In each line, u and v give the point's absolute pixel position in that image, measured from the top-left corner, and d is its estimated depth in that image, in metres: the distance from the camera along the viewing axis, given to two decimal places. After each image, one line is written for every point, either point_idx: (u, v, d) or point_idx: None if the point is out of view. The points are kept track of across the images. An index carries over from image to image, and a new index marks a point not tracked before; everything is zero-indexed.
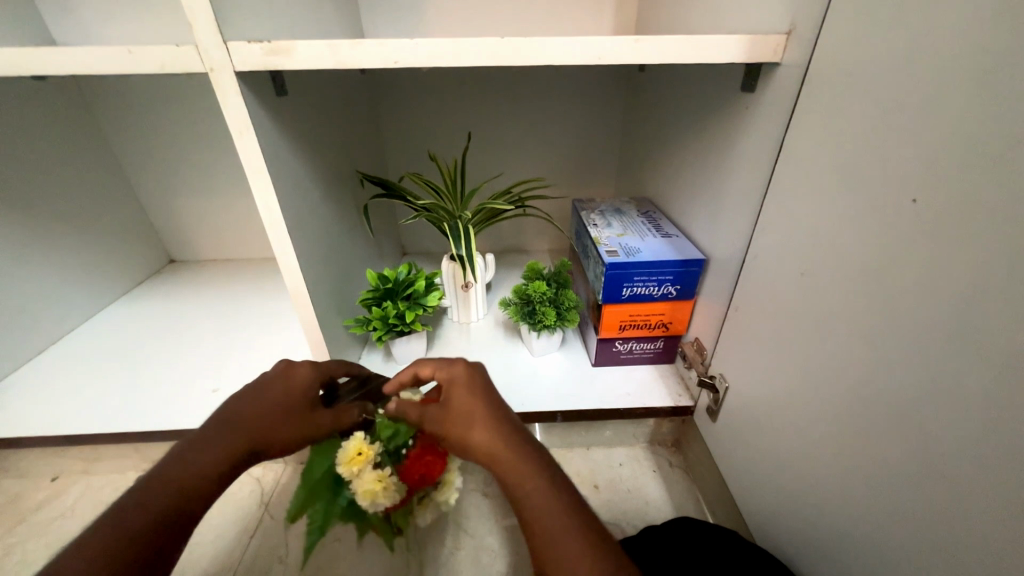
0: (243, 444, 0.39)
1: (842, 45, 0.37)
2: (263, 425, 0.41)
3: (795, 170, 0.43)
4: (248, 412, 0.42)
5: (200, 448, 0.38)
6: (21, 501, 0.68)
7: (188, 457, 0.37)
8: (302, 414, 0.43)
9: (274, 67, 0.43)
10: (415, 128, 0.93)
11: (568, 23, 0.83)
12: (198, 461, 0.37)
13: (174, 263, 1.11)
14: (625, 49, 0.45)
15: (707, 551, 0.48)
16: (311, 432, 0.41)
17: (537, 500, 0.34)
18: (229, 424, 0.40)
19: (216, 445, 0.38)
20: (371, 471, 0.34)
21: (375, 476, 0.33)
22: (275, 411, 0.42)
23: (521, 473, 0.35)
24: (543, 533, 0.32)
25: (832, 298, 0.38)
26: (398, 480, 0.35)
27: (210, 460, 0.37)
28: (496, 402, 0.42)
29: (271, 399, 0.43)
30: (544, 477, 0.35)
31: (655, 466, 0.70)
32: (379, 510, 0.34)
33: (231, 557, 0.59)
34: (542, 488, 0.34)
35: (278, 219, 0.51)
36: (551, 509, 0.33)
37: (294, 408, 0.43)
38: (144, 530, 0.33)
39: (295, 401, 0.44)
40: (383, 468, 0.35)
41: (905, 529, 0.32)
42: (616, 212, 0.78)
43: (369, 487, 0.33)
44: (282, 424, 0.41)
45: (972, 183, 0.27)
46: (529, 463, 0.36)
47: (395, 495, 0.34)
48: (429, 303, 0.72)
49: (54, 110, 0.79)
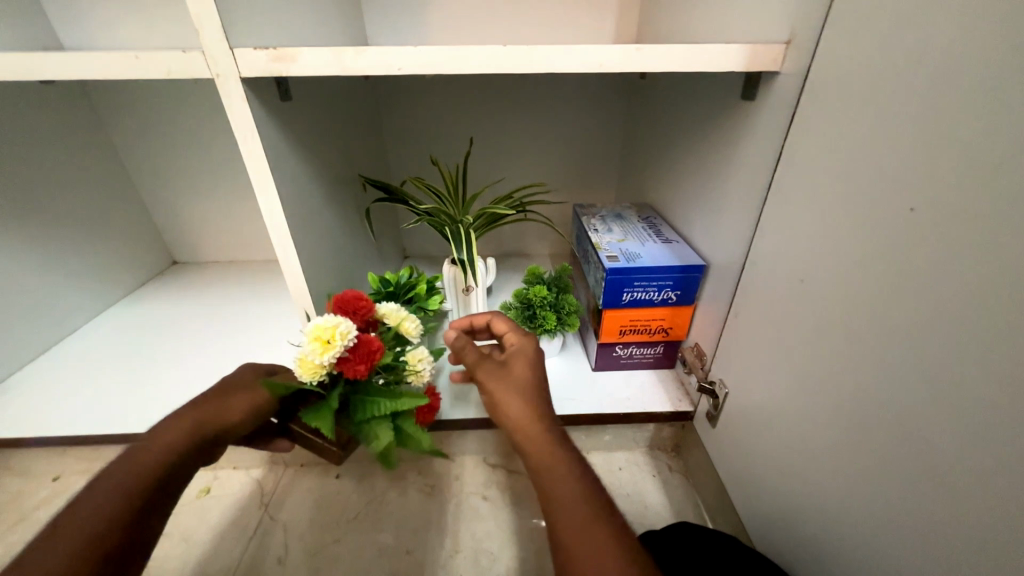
0: (205, 424, 0.42)
1: (842, 54, 0.37)
2: (212, 405, 0.43)
3: (795, 177, 0.43)
4: (196, 402, 0.43)
5: (155, 435, 0.39)
6: (23, 500, 0.69)
7: (149, 447, 0.38)
8: (252, 390, 0.47)
9: (280, 73, 0.44)
10: (417, 133, 0.94)
11: (570, 30, 0.84)
12: (160, 449, 0.38)
13: (177, 264, 1.12)
14: (626, 58, 0.46)
15: (704, 554, 0.48)
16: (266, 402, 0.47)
17: (565, 473, 0.34)
18: (182, 412, 0.42)
19: (174, 431, 0.40)
20: (309, 339, 0.45)
21: (313, 328, 0.45)
22: (224, 393, 0.45)
23: (554, 449, 0.36)
24: (565, 506, 0.33)
25: (832, 304, 0.38)
26: (336, 326, 0.45)
27: (174, 441, 0.39)
28: (544, 392, 0.41)
29: (215, 390, 0.46)
30: (573, 458, 0.36)
31: (654, 471, 0.70)
32: (338, 347, 0.44)
33: (229, 557, 0.59)
34: (568, 471, 0.35)
35: (282, 223, 0.51)
36: (575, 487, 0.34)
37: (238, 387, 0.47)
38: (107, 515, 0.33)
39: (244, 384, 0.47)
40: (313, 329, 0.45)
41: (904, 534, 0.32)
42: (616, 217, 0.79)
43: (314, 336, 0.44)
44: (236, 404, 0.45)
45: (970, 189, 0.27)
46: (559, 442, 0.37)
47: (342, 329, 0.45)
48: (429, 306, 0.72)
49: (60, 111, 0.80)
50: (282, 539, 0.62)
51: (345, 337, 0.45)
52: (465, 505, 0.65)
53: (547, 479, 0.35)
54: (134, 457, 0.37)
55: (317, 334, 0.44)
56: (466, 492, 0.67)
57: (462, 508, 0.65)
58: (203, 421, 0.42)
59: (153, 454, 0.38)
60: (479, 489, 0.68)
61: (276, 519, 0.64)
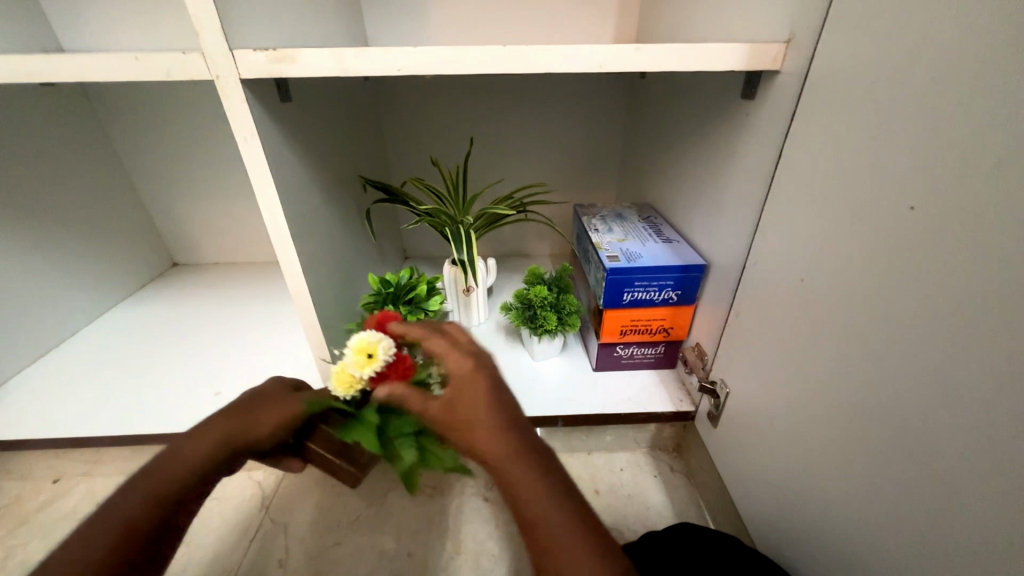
0: (223, 443, 0.39)
1: (840, 54, 0.37)
2: (248, 416, 0.41)
3: (794, 177, 0.43)
4: (216, 419, 0.40)
5: (190, 441, 0.38)
6: (23, 502, 0.68)
7: (164, 467, 0.36)
8: (288, 402, 0.43)
9: (279, 75, 0.44)
10: (417, 133, 0.94)
11: (570, 31, 0.84)
12: (175, 469, 0.36)
13: (177, 266, 1.12)
14: (627, 58, 0.46)
15: (705, 554, 0.48)
16: (293, 415, 0.42)
17: (548, 504, 0.30)
18: (199, 430, 0.39)
19: (189, 450, 0.37)
20: (353, 352, 0.44)
21: (358, 343, 0.44)
22: (247, 408, 0.41)
23: (528, 468, 0.31)
24: (552, 546, 0.29)
25: (833, 303, 0.38)
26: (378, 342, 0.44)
27: (190, 463, 0.37)
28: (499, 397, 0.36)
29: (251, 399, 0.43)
30: (556, 481, 0.32)
31: (655, 471, 0.70)
32: (383, 357, 0.43)
33: (231, 560, 0.59)
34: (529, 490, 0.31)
35: (283, 224, 0.51)
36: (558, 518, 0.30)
37: (275, 398, 0.44)
38: (124, 530, 0.32)
39: (270, 398, 0.43)
40: (359, 344, 0.44)
41: (905, 535, 0.32)
42: (616, 217, 0.79)
43: (358, 347, 0.44)
44: (260, 420, 0.41)
45: (968, 188, 0.27)
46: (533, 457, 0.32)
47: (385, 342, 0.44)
48: (430, 306, 0.72)
49: (60, 113, 0.80)
50: (283, 542, 0.61)
51: (388, 354, 0.44)
52: (466, 506, 0.65)
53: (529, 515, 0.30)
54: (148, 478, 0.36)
55: (363, 347, 0.44)
56: (467, 493, 0.67)
57: (463, 509, 0.65)
58: (233, 434, 0.39)
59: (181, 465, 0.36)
60: (480, 490, 0.67)
61: (277, 522, 0.64)
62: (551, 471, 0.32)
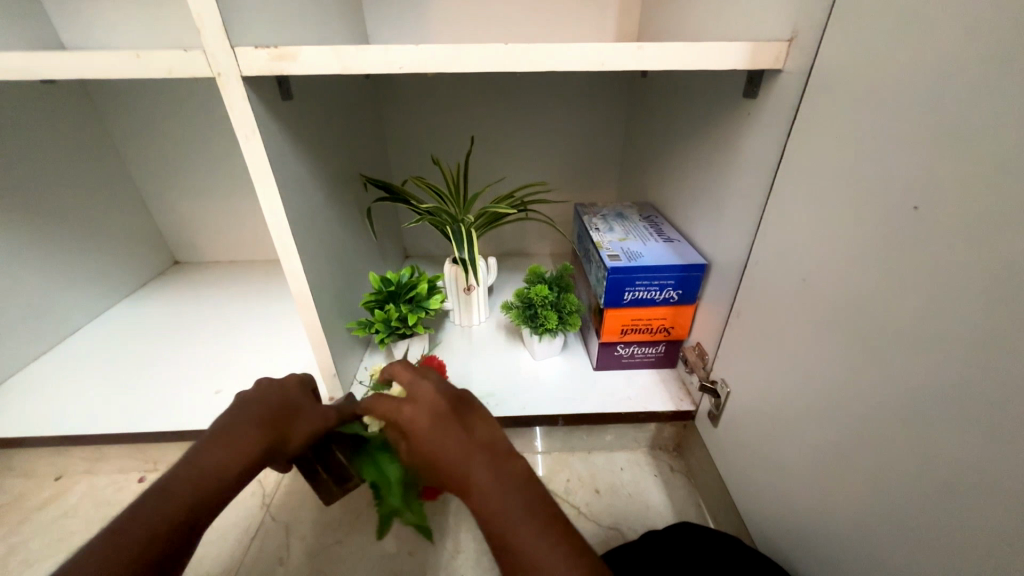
0: (264, 447, 0.40)
1: (843, 52, 0.37)
2: (277, 423, 0.42)
3: (796, 176, 0.43)
4: (255, 416, 0.41)
5: (217, 448, 0.38)
6: (25, 499, 0.69)
7: (207, 460, 0.37)
8: (311, 413, 0.45)
9: (280, 72, 0.43)
10: (418, 132, 0.94)
11: (571, 29, 0.84)
12: (222, 464, 0.37)
13: (179, 264, 1.12)
14: (628, 58, 0.46)
15: (705, 553, 0.48)
16: (322, 426, 0.46)
17: (510, 524, 0.30)
18: (237, 427, 0.39)
19: (231, 448, 0.38)
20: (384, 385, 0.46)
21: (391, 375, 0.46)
22: (281, 412, 0.43)
23: (484, 484, 0.32)
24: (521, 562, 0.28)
25: (836, 303, 0.38)
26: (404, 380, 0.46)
27: (232, 465, 0.37)
28: (447, 424, 0.36)
29: (274, 401, 0.43)
30: (520, 497, 0.31)
31: (656, 470, 0.70)
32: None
33: (232, 558, 0.59)
34: (494, 505, 0.31)
35: (284, 223, 0.51)
36: (517, 529, 0.30)
37: (299, 406, 0.45)
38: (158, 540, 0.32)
39: (301, 404, 0.45)
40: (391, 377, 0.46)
41: (906, 534, 0.32)
42: (618, 216, 0.79)
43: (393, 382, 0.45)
44: (294, 425, 0.43)
45: (973, 187, 0.27)
46: (491, 469, 0.33)
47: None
48: (430, 305, 0.72)
49: (61, 111, 0.80)
50: (283, 540, 0.62)
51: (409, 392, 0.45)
52: (466, 505, 0.65)
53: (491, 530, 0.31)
54: (192, 471, 0.36)
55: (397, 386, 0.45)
56: None
57: (463, 508, 0.65)
58: (267, 440, 0.40)
59: (213, 473, 0.36)
60: None
61: (278, 520, 0.64)
62: (517, 488, 0.32)
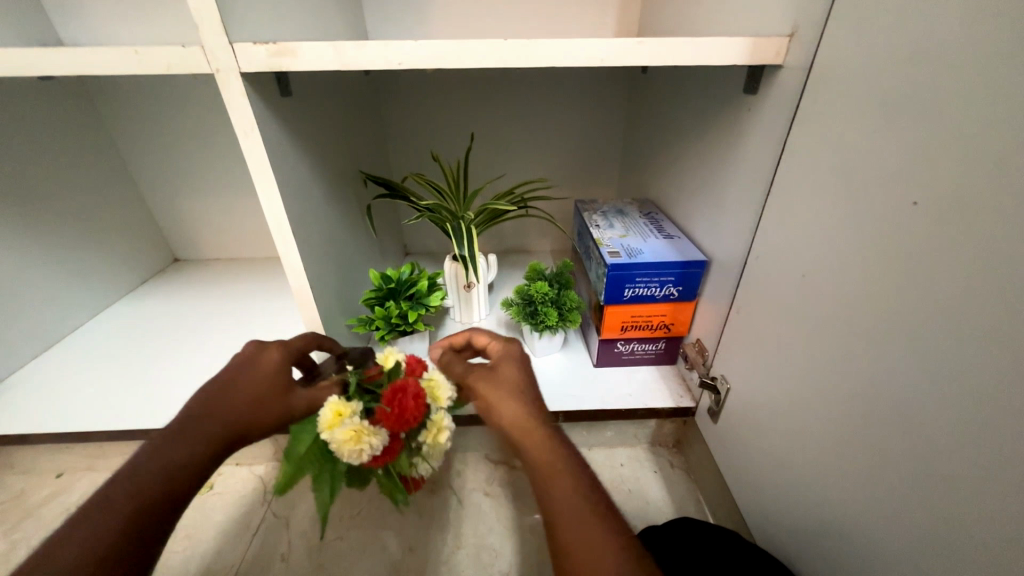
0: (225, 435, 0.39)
1: (844, 47, 0.37)
2: (241, 411, 0.41)
3: (797, 172, 0.43)
4: (217, 405, 0.41)
5: (180, 438, 0.38)
6: (27, 496, 0.69)
7: (168, 448, 0.37)
8: (277, 399, 0.43)
9: (279, 68, 0.43)
10: (417, 129, 0.93)
11: (570, 25, 0.83)
12: (183, 451, 0.37)
13: (178, 262, 1.12)
14: (628, 51, 0.46)
15: (704, 548, 0.48)
16: (286, 415, 0.43)
17: (570, 484, 0.34)
18: (201, 416, 0.40)
19: (193, 436, 0.38)
20: (340, 436, 0.38)
21: (351, 431, 0.38)
22: (245, 401, 0.42)
23: (571, 484, 0.35)
24: (570, 517, 0.33)
25: (837, 298, 0.38)
26: (367, 442, 0.39)
27: (195, 453, 0.37)
28: (534, 399, 0.42)
29: (243, 387, 0.42)
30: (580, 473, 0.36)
31: (656, 467, 0.70)
32: (364, 458, 0.39)
33: (232, 554, 0.60)
34: (558, 470, 0.35)
35: (283, 219, 0.51)
36: (587, 525, 0.32)
37: (268, 391, 0.43)
38: (125, 528, 0.32)
39: (266, 389, 0.43)
40: (350, 433, 0.38)
41: (905, 529, 0.32)
42: (617, 213, 0.78)
43: (347, 437, 0.38)
44: (259, 410, 0.42)
45: (974, 182, 0.27)
46: (575, 472, 0.36)
47: (373, 442, 0.39)
48: (430, 302, 0.72)
49: (59, 107, 0.80)
50: (284, 536, 0.62)
51: (370, 454, 0.39)
52: (467, 501, 0.65)
53: (556, 525, 0.33)
54: (159, 458, 0.36)
55: (349, 445, 0.38)
56: (467, 489, 0.67)
57: (464, 504, 0.65)
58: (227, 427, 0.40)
59: (177, 461, 0.36)
60: (481, 485, 0.68)
61: (278, 516, 0.64)
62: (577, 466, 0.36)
